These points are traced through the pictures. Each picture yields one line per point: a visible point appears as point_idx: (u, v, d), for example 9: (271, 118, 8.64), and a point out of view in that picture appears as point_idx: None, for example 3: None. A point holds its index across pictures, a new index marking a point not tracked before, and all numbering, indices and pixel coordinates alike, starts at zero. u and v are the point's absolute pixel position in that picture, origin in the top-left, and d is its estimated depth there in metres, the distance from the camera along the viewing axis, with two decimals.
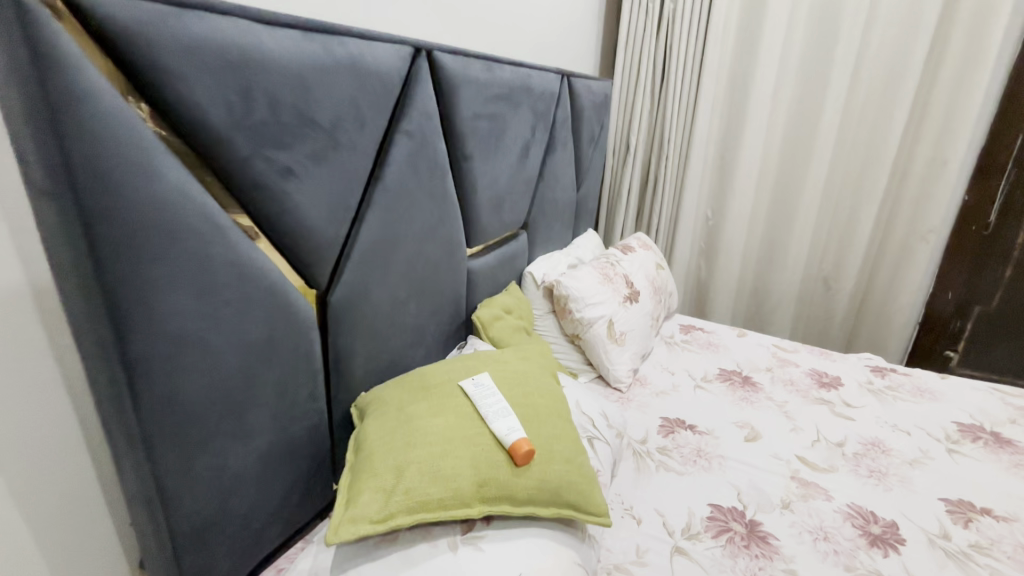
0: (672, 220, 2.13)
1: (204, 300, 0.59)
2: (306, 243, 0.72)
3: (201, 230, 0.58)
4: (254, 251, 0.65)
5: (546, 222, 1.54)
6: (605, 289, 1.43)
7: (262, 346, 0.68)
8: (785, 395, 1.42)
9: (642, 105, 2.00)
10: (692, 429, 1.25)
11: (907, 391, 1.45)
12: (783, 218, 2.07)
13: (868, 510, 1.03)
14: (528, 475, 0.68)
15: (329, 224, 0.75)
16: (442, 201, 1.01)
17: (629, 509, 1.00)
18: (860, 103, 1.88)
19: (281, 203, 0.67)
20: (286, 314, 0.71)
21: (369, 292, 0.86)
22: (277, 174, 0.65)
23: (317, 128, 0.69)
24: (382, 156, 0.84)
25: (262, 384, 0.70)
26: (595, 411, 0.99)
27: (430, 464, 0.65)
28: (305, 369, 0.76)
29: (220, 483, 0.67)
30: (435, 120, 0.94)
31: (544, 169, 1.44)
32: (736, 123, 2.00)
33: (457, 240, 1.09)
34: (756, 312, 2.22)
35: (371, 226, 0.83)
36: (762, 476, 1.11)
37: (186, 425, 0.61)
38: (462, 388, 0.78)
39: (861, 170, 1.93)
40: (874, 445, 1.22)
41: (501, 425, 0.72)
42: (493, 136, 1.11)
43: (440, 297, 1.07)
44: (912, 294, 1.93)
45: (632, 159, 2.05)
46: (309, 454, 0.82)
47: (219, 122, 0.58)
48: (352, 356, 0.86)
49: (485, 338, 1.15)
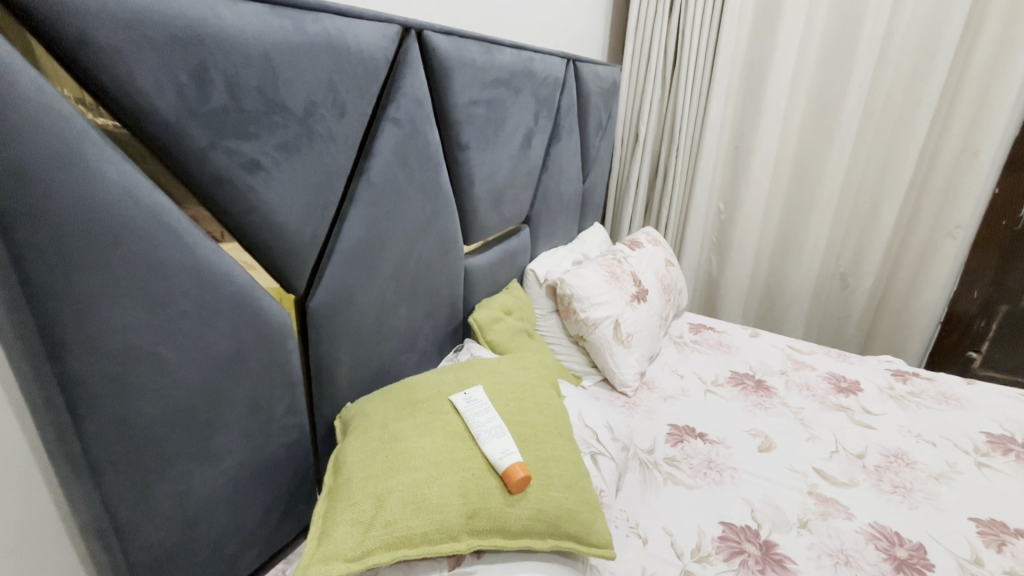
0: (683, 212, 2.05)
1: (155, 313, 0.53)
2: (279, 243, 0.65)
3: (149, 233, 0.51)
4: (217, 255, 0.58)
5: (550, 216, 1.47)
6: (611, 288, 1.36)
7: (230, 358, 0.62)
8: (801, 401, 1.34)
9: (653, 92, 1.90)
10: (703, 438, 1.18)
11: (931, 397, 1.37)
12: (800, 211, 1.97)
13: (892, 531, 0.96)
14: (523, 503, 0.62)
15: (305, 222, 0.68)
16: (436, 195, 0.94)
17: (634, 527, 0.93)
18: (885, 91, 1.78)
19: (248, 200, 0.60)
20: (257, 323, 0.64)
21: (353, 296, 0.79)
22: (242, 168, 0.58)
23: (289, 116, 0.62)
24: (366, 148, 0.77)
25: (231, 399, 0.63)
26: (598, 423, 0.92)
27: (413, 492, 0.59)
28: (282, 381, 0.70)
29: (184, 511, 0.60)
30: (426, 107, 0.86)
31: (548, 161, 1.36)
32: (752, 111, 1.90)
33: (453, 236, 1.02)
34: (769, 309, 2.13)
35: (355, 224, 0.76)
36: (778, 491, 1.03)
37: (140, 450, 0.54)
38: (453, 403, 0.71)
39: (884, 162, 1.83)
40: (898, 457, 1.15)
41: (495, 447, 0.65)
42: (491, 124, 1.03)
43: (434, 299, 1.01)
44: (936, 293, 1.84)
45: (641, 150, 1.97)
46: (290, 471, 0.76)
47: (169, 108, 0.51)
48: (336, 365, 0.80)
49: (483, 341, 1.08)
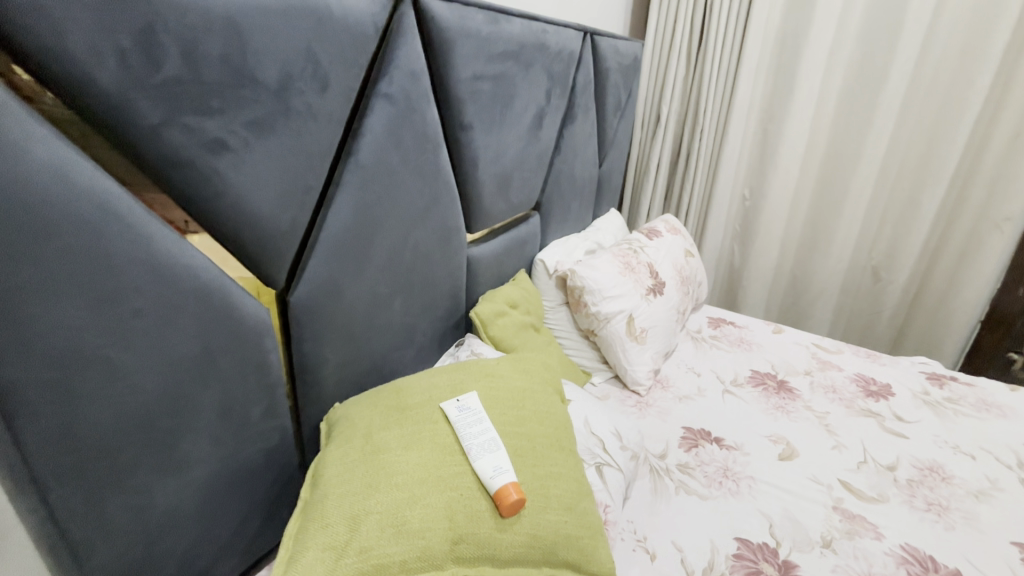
0: (705, 199, 1.94)
1: (104, 312, 0.48)
2: (252, 232, 0.60)
3: (90, 222, 0.45)
4: (178, 246, 0.52)
5: (563, 202, 1.38)
6: (626, 281, 1.28)
7: (196, 361, 0.57)
8: (825, 405, 1.26)
9: (677, 69, 1.79)
10: (718, 443, 1.10)
11: (970, 404, 1.27)
12: (831, 200, 1.85)
13: (926, 555, 0.88)
14: (516, 529, 0.56)
15: (282, 211, 0.62)
16: (434, 180, 0.86)
17: (641, 541, 0.86)
18: (933, 70, 1.63)
19: (213, 183, 0.54)
20: (225, 321, 0.59)
21: (341, 291, 0.73)
22: (205, 150, 0.52)
23: (261, 91, 0.56)
24: (354, 127, 0.70)
25: (200, 404, 0.58)
26: (606, 429, 0.85)
27: (393, 513, 0.53)
28: (258, 382, 0.65)
29: (146, 525, 0.56)
30: (424, 82, 0.78)
31: (561, 144, 1.28)
32: (784, 91, 1.77)
33: (454, 224, 0.95)
34: (793, 302, 2.03)
35: (341, 211, 0.70)
36: (799, 505, 0.96)
37: (91, 462, 0.50)
38: (443, 410, 0.65)
39: (928, 146, 1.69)
40: (932, 471, 1.06)
41: (487, 464, 0.59)
42: (497, 102, 0.95)
43: (433, 292, 0.94)
44: (979, 290, 1.70)
45: (662, 132, 1.85)
46: (270, 476, 0.72)
47: (110, 80, 0.44)
48: (321, 364, 0.74)
49: (486, 337, 1.01)
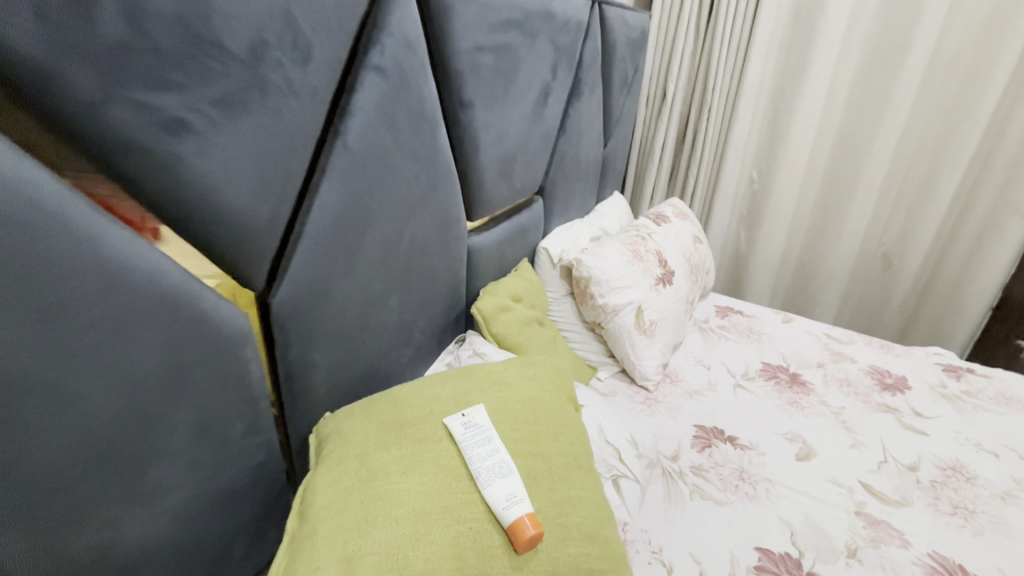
0: (711, 182, 1.86)
1: (45, 329, 0.40)
2: (224, 226, 0.51)
3: (21, 223, 0.37)
4: (132, 248, 0.44)
5: (567, 186, 1.30)
6: (635, 270, 1.20)
7: (164, 378, 0.49)
8: (841, 400, 1.20)
9: (685, 43, 1.68)
10: (732, 443, 1.05)
11: (989, 398, 1.22)
12: (843, 183, 1.78)
13: (955, 563, 0.83)
14: (533, 566, 0.50)
15: (260, 203, 0.54)
16: (432, 164, 0.78)
17: (657, 552, 0.81)
18: (956, 46, 1.55)
19: (174, 172, 0.46)
20: (196, 331, 0.51)
21: (330, 291, 0.65)
22: (164, 131, 0.44)
23: (230, 60, 0.47)
24: (340, 106, 0.61)
25: (172, 426, 0.51)
26: (621, 437, 0.79)
27: (393, 555, 0.47)
28: (238, 396, 0.58)
29: (113, 563, 0.49)
30: (419, 52, 0.69)
31: (565, 123, 1.18)
32: (797, 68, 1.68)
33: (454, 212, 0.86)
34: (800, 289, 1.98)
35: (328, 201, 0.61)
36: (819, 510, 0.91)
37: (39, 502, 0.42)
38: (447, 427, 0.58)
39: (947, 128, 1.62)
40: (956, 471, 1.01)
41: (499, 492, 0.52)
42: (500, 76, 0.86)
43: (432, 287, 0.86)
44: (994, 278, 1.65)
45: (668, 111, 1.76)
46: (257, 496, 0.65)
47: (32, 44, 0.36)
48: (309, 372, 0.67)
49: (489, 335, 0.94)
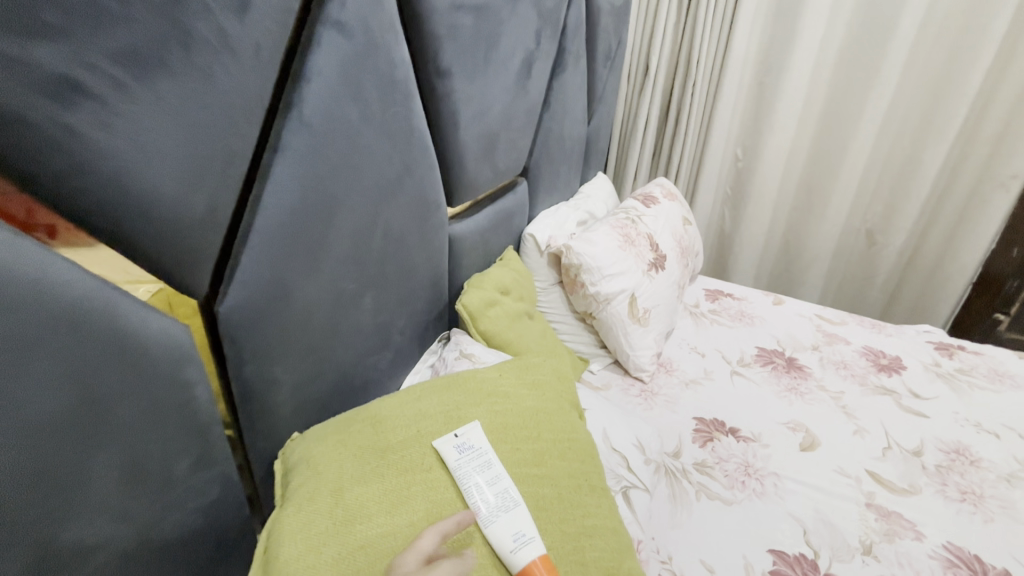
0: (696, 160, 1.79)
1: None
2: (142, 217, 0.41)
3: None
4: (22, 256, 0.34)
5: (552, 167, 1.21)
6: (627, 256, 1.13)
7: (76, 414, 0.39)
8: (839, 383, 1.17)
9: (668, 14, 1.59)
10: (734, 435, 0.99)
11: (983, 375, 1.21)
12: (828, 160, 1.74)
13: (970, 554, 0.81)
14: None
15: (195, 190, 0.44)
16: (408, 144, 0.68)
17: (666, 562, 0.76)
18: (945, 15, 1.50)
19: (69, 151, 0.36)
20: (120, 355, 0.41)
21: (290, 293, 0.55)
22: (44, 97, 0.34)
23: (137, 3, 0.37)
24: (294, 71, 0.51)
25: (93, 473, 0.41)
26: (627, 441, 0.73)
27: None
28: (182, 426, 0.48)
29: None
30: (388, 7, 0.59)
31: (549, 97, 1.09)
32: (783, 38, 1.61)
33: (434, 197, 0.76)
34: (784, 269, 1.95)
35: (281, 185, 0.51)
36: (829, 504, 0.87)
37: None
38: (439, 452, 0.53)
39: (933, 100, 1.58)
40: (959, 454, 0.99)
41: (506, 532, 0.49)
42: (480, 40, 0.75)
43: (411, 283, 0.77)
44: (976, 253, 1.65)
45: (651, 86, 1.67)
46: (214, 536, 0.55)
47: None
48: (271, 388, 0.57)
49: (475, 332, 0.86)
